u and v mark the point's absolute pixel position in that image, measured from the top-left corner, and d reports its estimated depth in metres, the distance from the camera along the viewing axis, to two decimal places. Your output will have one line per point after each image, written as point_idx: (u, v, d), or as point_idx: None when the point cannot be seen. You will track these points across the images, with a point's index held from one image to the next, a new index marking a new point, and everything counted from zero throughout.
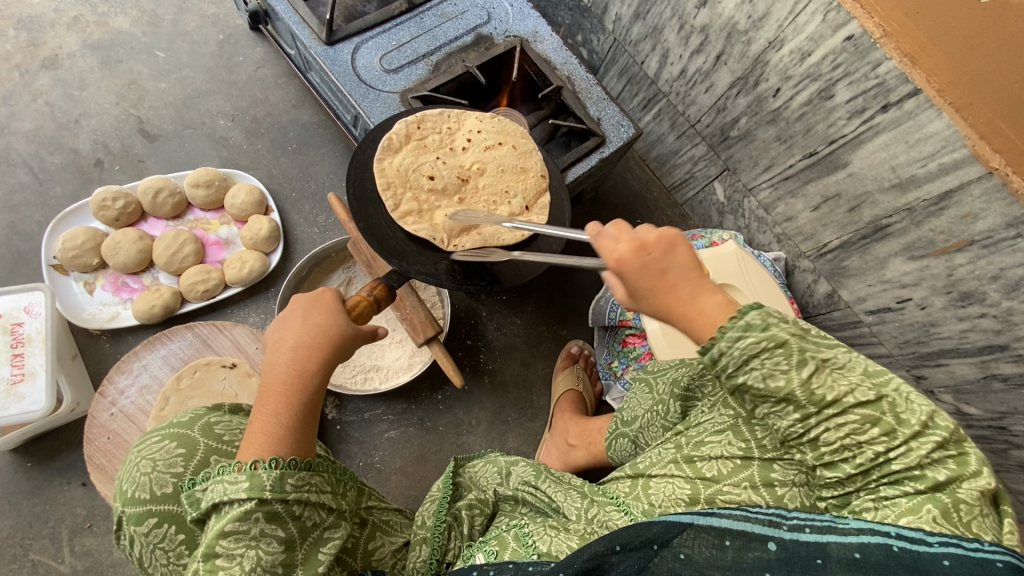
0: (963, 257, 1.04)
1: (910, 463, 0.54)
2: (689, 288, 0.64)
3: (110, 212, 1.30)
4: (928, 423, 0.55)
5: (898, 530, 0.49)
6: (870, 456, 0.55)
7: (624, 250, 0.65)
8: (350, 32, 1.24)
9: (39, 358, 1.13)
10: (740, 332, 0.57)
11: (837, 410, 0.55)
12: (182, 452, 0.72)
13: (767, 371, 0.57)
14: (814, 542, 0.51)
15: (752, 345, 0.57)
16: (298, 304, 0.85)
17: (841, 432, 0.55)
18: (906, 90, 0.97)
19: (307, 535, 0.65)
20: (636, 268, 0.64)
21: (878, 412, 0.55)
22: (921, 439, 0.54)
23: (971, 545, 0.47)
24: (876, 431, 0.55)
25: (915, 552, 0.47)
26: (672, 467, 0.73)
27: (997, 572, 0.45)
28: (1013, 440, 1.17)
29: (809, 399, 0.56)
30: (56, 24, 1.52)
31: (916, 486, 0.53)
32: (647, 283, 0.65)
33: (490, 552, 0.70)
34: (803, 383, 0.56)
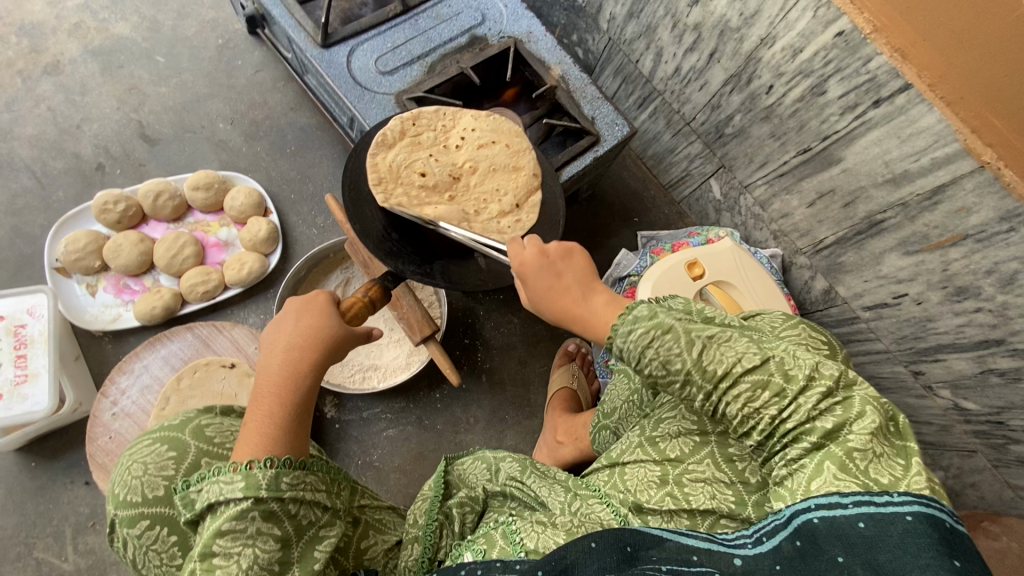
0: (958, 252, 1.03)
1: (801, 419, 0.57)
2: (582, 289, 0.75)
3: (112, 215, 1.32)
4: (812, 375, 0.59)
5: (818, 500, 0.51)
6: (768, 420, 0.58)
7: (529, 255, 0.78)
8: (346, 35, 1.26)
9: (41, 359, 1.15)
10: (632, 326, 0.64)
11: (730, 381, 0.59)
12: (173, 455, 0.73)
13: (663, 357, 0.62)
14: (772, 550, 0.51)
15: (643, 335, 0.62)
16: (291, 307, 0.86)
17: (738, 402, 0.59)
18: (897, 85, 0.97)
19: (302, 533, 0.66)
20: (537, 270, 0.77)
21: (766, 375, 0.59)
22: (806, 391, 0.58)
23: (881, 499, 0.49)
24: (767, 393, 0.58)
25: (834, 520, 0.49)
26: (639, 451, 0.79)
27: (908, 526, 0.47)
28: (1010, 435, 1.15)
29: (703, 376, 0.60)
30: (58, 30, 1.54)
31: (811, 440, 0.55)
32: (547, 282, 0.76)
33: (478, 551, 0.71)
34: (695, 362, 0.60)
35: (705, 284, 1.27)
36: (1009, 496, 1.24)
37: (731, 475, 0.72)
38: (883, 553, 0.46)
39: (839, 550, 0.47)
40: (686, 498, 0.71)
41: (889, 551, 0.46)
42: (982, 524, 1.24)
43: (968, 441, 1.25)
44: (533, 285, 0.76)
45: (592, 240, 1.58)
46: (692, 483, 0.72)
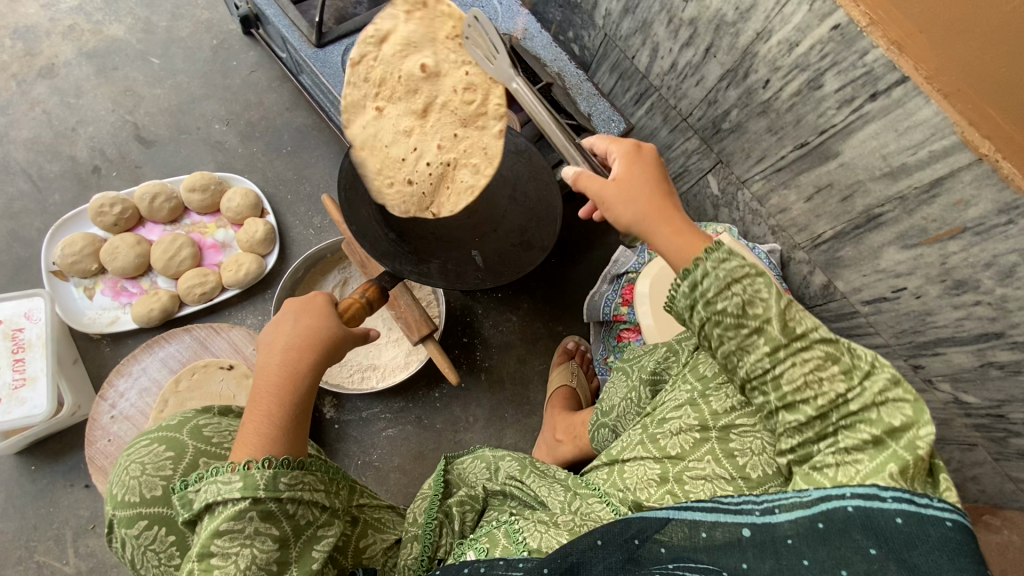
0: (956, 245, 1.03)
1: (865, 404, 0.57)
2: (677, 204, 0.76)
3: (108, 218, 1.31)
4: (877, 363, 0.59)
5: (854, 490, 0.52)
6: (830, 397, 0.58)
7: (639, 157, 0.79)
8: (340, 34, 1.25)
9: (39, 363, 1.15)
10: (724, 259, 0.60)
11: (804, 344, 0.59)
12: (171, 455, 0.73)
13: (748, 296, 0.59)
14: (785, 521, 0.54)
15: (737, 268, 0.60)
16: (289, 308, 0.86)
17: (805, 367, 0.58)
18: (893, 77, 0.96)
19: (300, 534, 0.66)
20: (643, 172, 0.78)
21: (837, 351, 0.59)
22: (873, 378, 0.58)
23: (922, 502, 0.50)
24: (836, 368, 0.58)
25: (870, 511, 0.51)
26: (641, 449, 0.79)
27: (947, 530, 0.48)
28: (1012, 428, 1.15)
29: (782, 331, 0.59)
30: (52, 33, 1.54)
31: (871, 432, 0.56)
32: (649, 178, 0.77)
33: (481, 549, 0.71)
34: (778, 313, 0.59)
35: None
36: (1010, 489, 1.24)
37: (731, 470, 0.72)
38: (917, 553, 0.48)
39: (871, 543, 0.49)
40: (686, 495, 0.71)
41: (921, 550, 0.48)
42: (983, 518, 1.25)
43: (968, 435, 1.24)
44: (635, 174, 0.77)
45: (590, 236, 1.58)
46: (692, 480, 0.73)
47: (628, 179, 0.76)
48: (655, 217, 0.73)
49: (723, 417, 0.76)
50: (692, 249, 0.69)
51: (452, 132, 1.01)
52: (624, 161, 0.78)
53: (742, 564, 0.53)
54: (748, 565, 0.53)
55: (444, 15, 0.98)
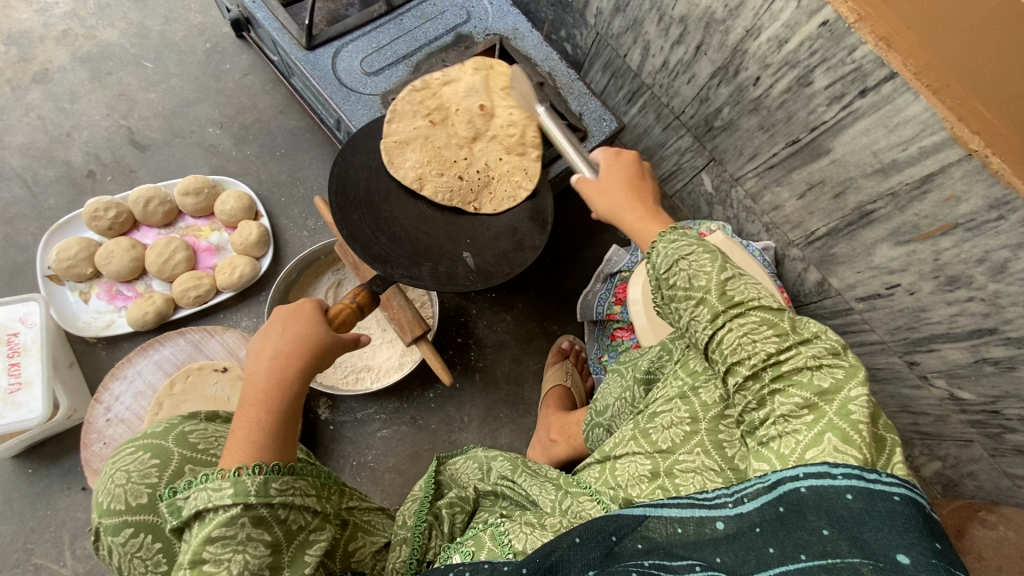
0: (948, 241, 1.02)
1: (799, 366, 0.59)
2: (650, 200, 0.84)
3: (103, 222, 1.32)
4: (818, 335, 0.62)
5: (807, 470, 0.52)
6: (763, 357, 0.61)
7: (624, 160, 0.88)
8: (330, 36, 1.26)
9: (35, 367, 1.16)
10: (674, 240, 0.70)
11: (741, 310, 0.63)
12: (156, 462, 0.74)
13: (693, 269, 0.66)
14: (751, 509, 0.53)
15: (683, 245, 0.69)
16: (278, 316, 0.86)
17: (740, 329, 0.62)
18: (882, 74, 0.96)
19: (293, 538, 0.66)
20: (623, 172, 0.86)
21: (776, 318, 0.63)
22: (809, 344, 0.61)
23: (872, 477, 0.50)
24: (770, 331, 0.62)
25: (822, 490, 0.50)
26: (632, 444, 0.78)
27: (895, 505, 0.48)
28: (1007, 424, 1.14)
29: (720, 298, 0.64)
30: (46, 38, 1.54)
31: (803, 395, 0.58)
32: (626, 174, 0.86)
33: (467, 553, 0.72)
34: (718, 283, 0.65)
35: None
36: (1007, 486, 1.22)
37: (721, 462, 0.72)
38: (867, 530, 0.47)
39: (824, 523, 0.49)
40: (677, 488, 0.71)
41: (871, 526, 0.47)
42: (979, 515, 1.21)
43: (964, 431, 1.24)
44: (612, 170, 0.86)
45: (585, 235, 1.58)
46: (683, 474, 0.72)
47: (604, 174, 0.86)
48: (624, 207, 0.82)
49: (713, 409, 0.75)
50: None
51: (497, 155, 1.12)
52: (606, 159, 0.88)
53: (717, 559, 0.52)
54: (721, 560, 0.52)
55: (501, 74, 1.14)
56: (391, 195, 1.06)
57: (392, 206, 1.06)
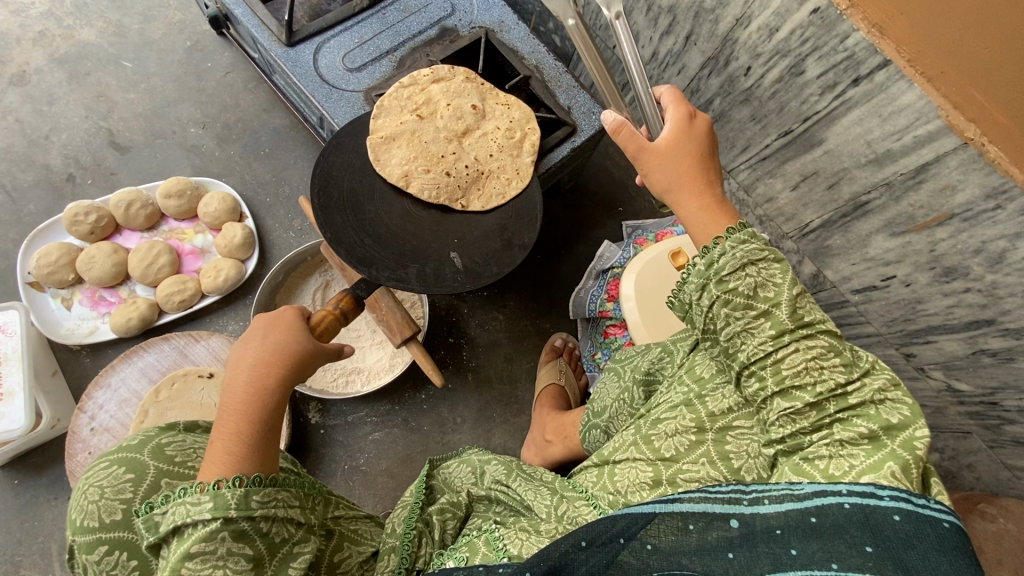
0: (944, 231, 1.00)
1: (868, 397, 0.58)
2: (718, 181, 0.76)
3: (84, 227, 1.29)
4: (877, 367, 0.61)
5: (851, 487, 0.50)
6: (832, 386, 0.58)
7: (699, 124, 0.78)
8: (310, 32, 1.23)
9: (16, 377, 1.14)
10: (743, 241, 0.65)
11: (810, 332, 0.61)
12: (131, 477, 0.72)
13: (760, 279, 0.62)
14: (773, 512, 0.52)
15: (753, 250, 0.64)
16: (259, 323, 0.84)
17: (807, 351, 0.59)
18: (876, 61, 0.93)
19: (276, 551, 0.64)
20: (695, 140, 0.77)
21: (840, 346, 0.61)
22: (872, 376, 0.60)
23: (920, 502, 0.49)
24: (836, 360, 0.60)
25: (868, 508, 0.49)
26: (633, 450, 0.75)
27: (946, 532, 0.47)
28: (1006, 416, 1.11)
29: (790, 316, 0.61)
30: (23, 39, 1.51)
31: (869, 426, 0.56)
32: (696, 147, 0.77)
33: (460, 559, 0.70)
34: (788, 300, 0.61)
35: None
36: (1006, 477, 1.21)
37: (726, 472, 0.71)
38: (915, 554, 0.46)
39: (868, 540, 0.47)
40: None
41: (919, 550, 0.46)
42: (978, 507, 1.23)
43: (962, 423, 1.22)
44: (681, 141, 0.76)
45: (577, 231, 1.56)
46: (686, 483, 0.70)
47: (671, 143, 0.76)
48: (687, 187, 0.75)
49: (720, 418, 0.73)
50: (714, 226, 0.71)
51: (489, 151, 1.12)
52: (679, 124, 0.78)
53: (729, 556, 0.52)
54: (734, 556, 0.52)
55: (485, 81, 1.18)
56: (376, 194, 1.03)
57: (378, 206, 1.03)
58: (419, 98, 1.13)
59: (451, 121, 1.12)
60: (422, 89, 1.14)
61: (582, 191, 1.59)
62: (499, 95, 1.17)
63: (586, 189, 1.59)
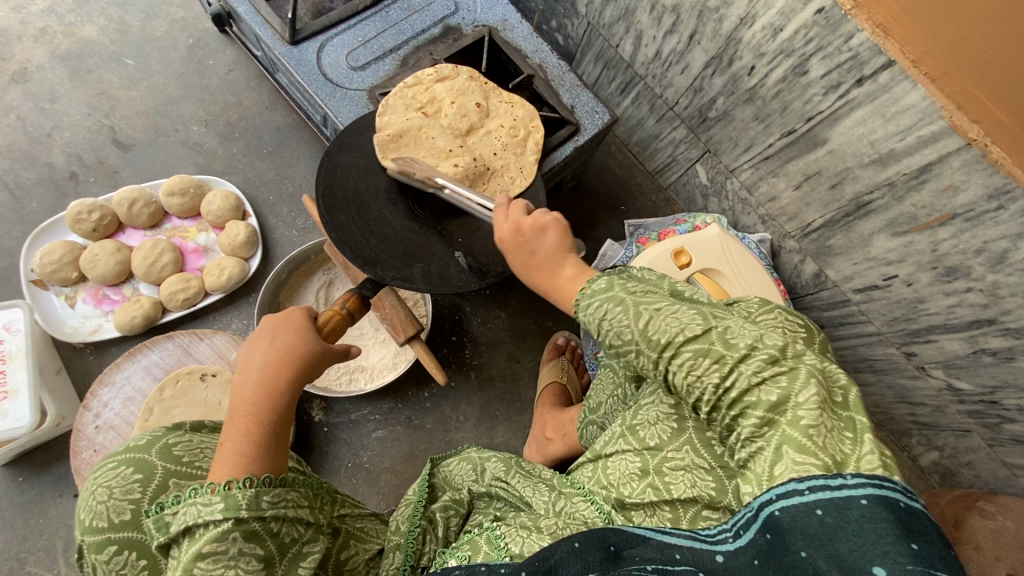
0: (947, 231, 1.00)
1: (743, 389, 0.54)
2: (551, 266, 0.75)
3: (87, 225, 1.29)
4: (758, 344, 0.55)
5: (775, 489, 0.47)
6: (712, 390, 0.55)
7: (506, 229, 0.80)
8: (315, 30, 1.23)
9: (21, 375, 1.15)
10: (588, 303, 0.63)
11: (672, 351, 0.57)
12: (138, 477, 0.72)
13: (614, 328, 0.60)
14: (745, 543, 0.48)
15: (597, 308, 0.62)
16: (268, 324, 0.84)
17: (680, 370, 0.56)
18: (879, 62, 0.93)
19: (285, 551, 0.64)
20: (512, 244, 0.79)
21: (708, 344, 0.56)
22: (748, 361, 0.55)
23: (837, 483, 0.45)
24: (709, 360, 0.56)
25: (792, 511, 0.45)
26: (621, 442, 0.75)
27: (863, 511, 0.43)
28: (1006, 414, 1.13)
29: (648, 346, 0.58)
30: (24, 36, 1.51)
31: (758, 415, 0.53)
32: (518, 261, 0.78)
33: (464, 557, 0.70)
34: (640, 333, 0.59)
35: (691, 272, 1.23)
36: (1005, 475, 1.23)
37: (712, 460, 0.69)
38: (843, 543, 0.42)
39: (803, 545, 0.43)
40: (667, 488, 0.69)
41: (847, 541, 0.42)
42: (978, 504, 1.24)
43: (962, 422, 1.23)
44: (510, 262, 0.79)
45: (578, 230, 1.56)
46: (673, 471, 0.70)
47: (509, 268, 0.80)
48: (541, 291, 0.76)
49: None
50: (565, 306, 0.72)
51: (493, 149, 1.12)
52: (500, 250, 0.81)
53: None
54: None
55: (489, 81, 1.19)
56: (380, 193, 1.03)
57: (382, 205, 1.02)
58: (424, 98, 1.13)
59: (456, 116, 1.12)
60: (427, 90, 1.14)
61: (584, 190, 1.60)
62: (503, 94, 1.18)
63: (588, 188, 1.60)
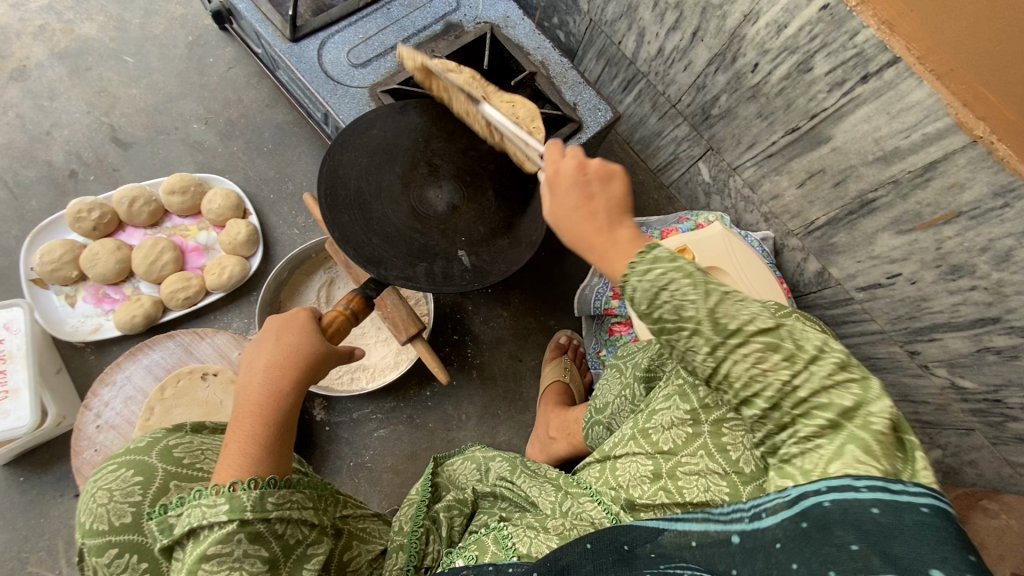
0: (951, 229, 1.00)
1: (815, 390, 0.51)
2: (607, 219, 0.66)
3: (87, 223, 1.29)
4: (825, 347, 0.53)
5: (827, 483, 0.45)
6: (777, 387, 0.51)
7: (566, 165, 0.71)
8: (315, 27, 1.22)
9: (21, 374, 1.14)
10: (648, 268, 0.56)
11: (739, 339, 0.53)
12: (140, 480, 0.72)
13: (675, 302, 0.54)
14: (771, 525, 0.46)
15: (659, 276, 0.55)
16: (271, 326, 0.83)
17: (744, 362, 0.52)
18: (884, 59, 0.93)
19: (290, 553, 0.64)
20: (570, 181, 0.69)
21: (778, 339, 0.53)
22: (819, 362, 0.51)
23: (896, 487, 0.43)
24: (777, 356, 0.52)
25: (846, 505, 0.43)
26: (632, 444, 0.75)
27: (925, 517, 0.41)
28: (1009, 413, 1.13)
29: (713, 330, 0.53)
30: (23, 34, 1.50)
31: (826, 417, 0.50)
32: (570, 202, 0.68)
33: (471, 556, 0.70)
34: (707, 313, 0.53)
35: None
36: (1009, 473, 1.22)
37: (726, 465, 0.68)
38: (898, 544, 0.40)
39: (852, 537, 0.41)
40: (679, 492, 0.68)
41: (903, 541, 0.40)
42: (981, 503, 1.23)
43: (966, 420, 1.22)
44: (557, 203, 0.69)
45: None
46: (686, 475, 0.69)
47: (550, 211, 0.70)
48: (583, 242, 0.66)
49: (714, 410, 0.72)
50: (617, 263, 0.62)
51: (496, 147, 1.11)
52: (550, 184, 0.72)
53: None
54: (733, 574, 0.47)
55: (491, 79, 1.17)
56: (383, 192, 1.02)
57: (384, 204, 1.02)
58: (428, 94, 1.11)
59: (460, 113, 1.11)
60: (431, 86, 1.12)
61: None
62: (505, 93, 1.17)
63: None
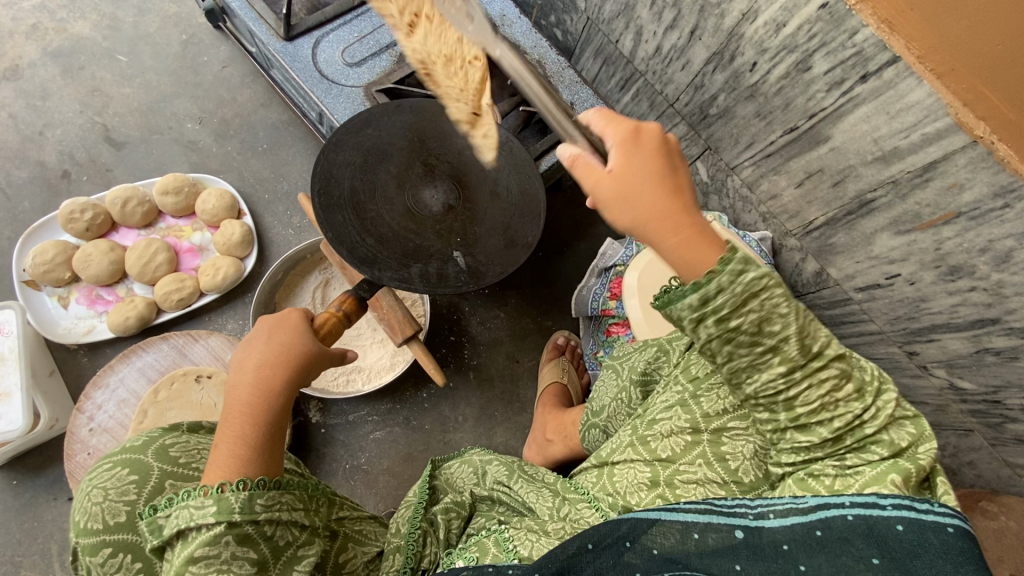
0: (950, 230, 0.99)
1: (881, 425, 0.55)
2: (688, 203, 0.62)
3: (79, 224, 1.28)
4: (885, 381, 0.58)
5: (853, 498, 0.50)
6: (846, 419, 0.55)
7: (648, 132, 0.65)
8: (310, 26, 1.21)
9: (13, 377, 1.13)
10: (740, 270, 0.53)
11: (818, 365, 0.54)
12: (134, 479, 0.71)
13: (764, 314, 0.53)
14: (779, 526, 0.52)
15: (754, 281, 0.53)
16: (264, 325, 0.83)
17: (820, 388, 0.54)
18: (884, 58, 0.92)
19: (279, 554, 0.63)
20: (655, 150, 0.64)
21: (850, 370, 0.56)
22: (883, 397, 0.56)
23: (922, 507, 0.49)
24: (848, 387, 0.55)
25: (870, 519, 0.49)
26: (630, 451, 0.74)
27: (950, 537, 0.47)
28: (1008, 414, 1.12)
29: (799, 351, 0.54)
30: (15, 33, 1.48)
31: (882, 452, 0.54)
32: (654, 168, 0.62)
33: (472, 558, 0.69)
34: (796, 332, 0.54)
35: None
36: (1007, 474, 1.22)
37: (725, 474, 0.69)
38: (919, 562, 0.46)
39: (874, 552, 0.47)
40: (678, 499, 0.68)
41: (924, 559, 0.46)
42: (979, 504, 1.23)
43: (964, 421, 1.22)
44: (633, 165, 0.62)
45: (577, 228, 1.55)
46: (684, 484, 0.69)
47: (622, 170, 0.62)
48: (658, 220, 0.61)
49: (715, 419, 0.72)
50: (707, 254, 0.58)
51: None
52: (627, 141, 0.64)
53: (735, 566, 0.51)
54: (741, 567, 0.51)
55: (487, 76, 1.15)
56: (377, 192, 1.01)
57: (379, 204, 1.01)
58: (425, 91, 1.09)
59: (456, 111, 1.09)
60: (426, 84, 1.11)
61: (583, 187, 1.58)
62: None
63: None
